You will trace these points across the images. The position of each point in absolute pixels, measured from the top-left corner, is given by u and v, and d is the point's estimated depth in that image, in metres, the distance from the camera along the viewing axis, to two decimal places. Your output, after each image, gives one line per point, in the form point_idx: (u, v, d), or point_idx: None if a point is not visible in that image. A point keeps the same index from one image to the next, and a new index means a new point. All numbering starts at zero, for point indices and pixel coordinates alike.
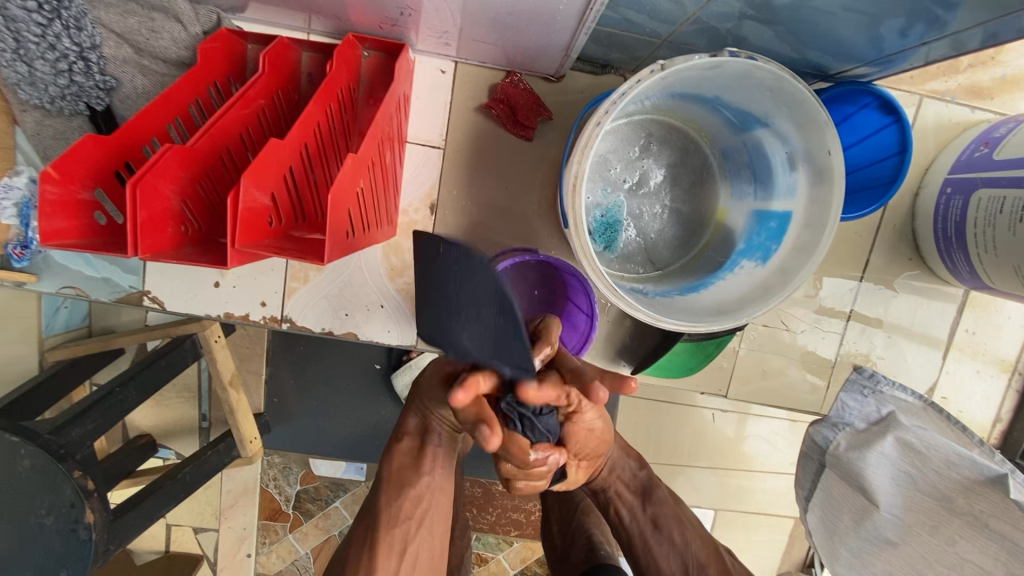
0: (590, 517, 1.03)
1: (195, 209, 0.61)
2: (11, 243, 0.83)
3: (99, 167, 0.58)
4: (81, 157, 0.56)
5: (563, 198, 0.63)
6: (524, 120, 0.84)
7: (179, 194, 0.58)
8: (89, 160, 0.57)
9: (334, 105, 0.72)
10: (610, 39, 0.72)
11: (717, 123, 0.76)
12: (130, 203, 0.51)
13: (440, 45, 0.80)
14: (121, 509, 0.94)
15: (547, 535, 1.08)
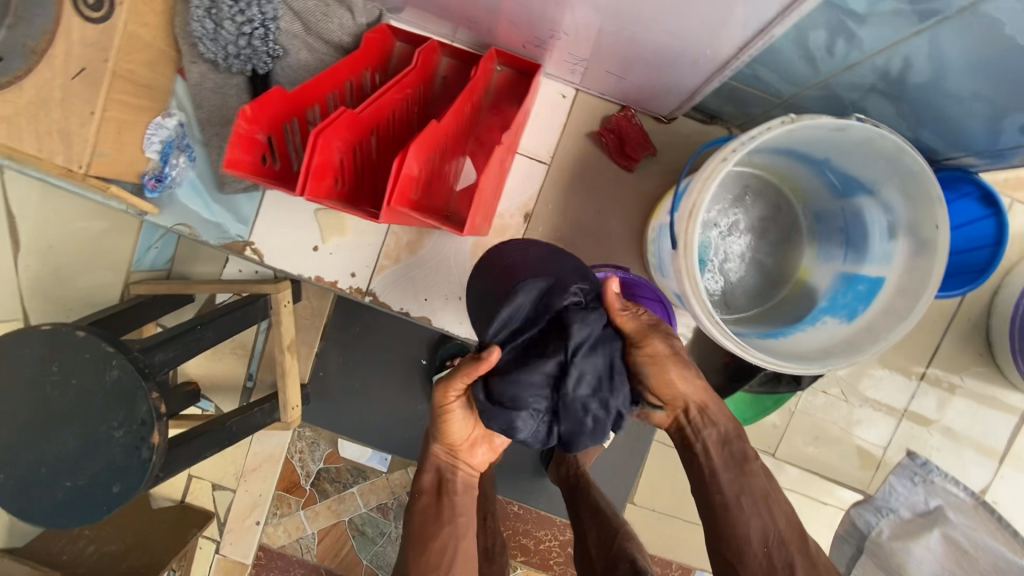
0: (632, 543, 1.06)
1: (346, 169, 0.67)
2: (148, 175, 0.91)
3: (275, 117, 0.65)
4: (266, 105, 0.63)
5: (674, 224, 0.65)
6: (630, 152, 0.89)
7: (339, 152, 0.64)
8: (269, 110, 0.64)
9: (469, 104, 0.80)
10: (731, 93, 0.78)
11: (816, 185, 0.80)
12: (310, 150, 0.58)
13: (568, 71, 0.87)
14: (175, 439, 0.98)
15: (583, 557, 1.10)
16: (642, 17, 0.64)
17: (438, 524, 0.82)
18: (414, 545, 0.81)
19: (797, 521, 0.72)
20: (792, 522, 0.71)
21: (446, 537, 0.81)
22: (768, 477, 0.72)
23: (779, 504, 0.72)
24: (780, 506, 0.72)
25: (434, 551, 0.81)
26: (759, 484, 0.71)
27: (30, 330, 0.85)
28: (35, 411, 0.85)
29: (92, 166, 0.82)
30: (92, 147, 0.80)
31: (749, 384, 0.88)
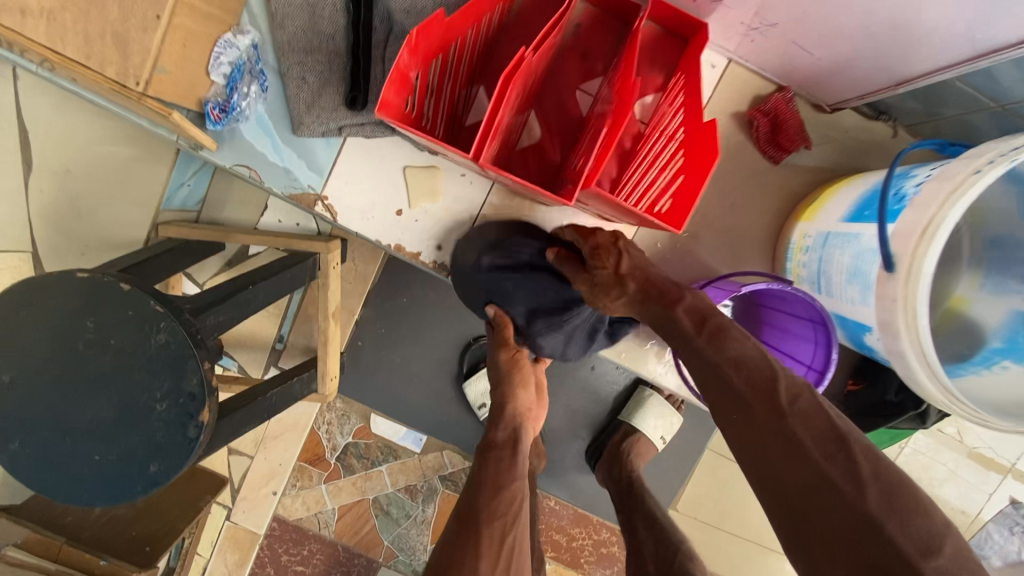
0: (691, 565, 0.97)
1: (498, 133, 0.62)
2: (211, 103, 0.75)
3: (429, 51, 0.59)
4: (428, 33, 0.57)
5: (892, 239, 0.54)
6: (784, 141, 0.77)
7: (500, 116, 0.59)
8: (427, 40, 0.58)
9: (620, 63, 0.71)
10: (931, 86, 0.66)
11: (1002, 208, 0.70)
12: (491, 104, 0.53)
13: (730, 37, 0.73)
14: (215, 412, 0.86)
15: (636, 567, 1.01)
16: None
17: (509, 473, 0.85)
18: (485, 490, 0.83)
19: (770, 382, 0.53)
20: (761, 385, 0.53)
21: (517, 487, 0.84)
22: (710, 343, 0.57)
23: (737, 367, 0.55)
24: (744, 368, 0.55)
25: (503, 500, 0.82)
26: (714, 357, 0.57)
27: (67, 275, 0.71)
28: (66, 370, 0.72)
29: (151, 84, 0.67)
30: (153, 61, 0.66)
31: (889, 424, 0.77)
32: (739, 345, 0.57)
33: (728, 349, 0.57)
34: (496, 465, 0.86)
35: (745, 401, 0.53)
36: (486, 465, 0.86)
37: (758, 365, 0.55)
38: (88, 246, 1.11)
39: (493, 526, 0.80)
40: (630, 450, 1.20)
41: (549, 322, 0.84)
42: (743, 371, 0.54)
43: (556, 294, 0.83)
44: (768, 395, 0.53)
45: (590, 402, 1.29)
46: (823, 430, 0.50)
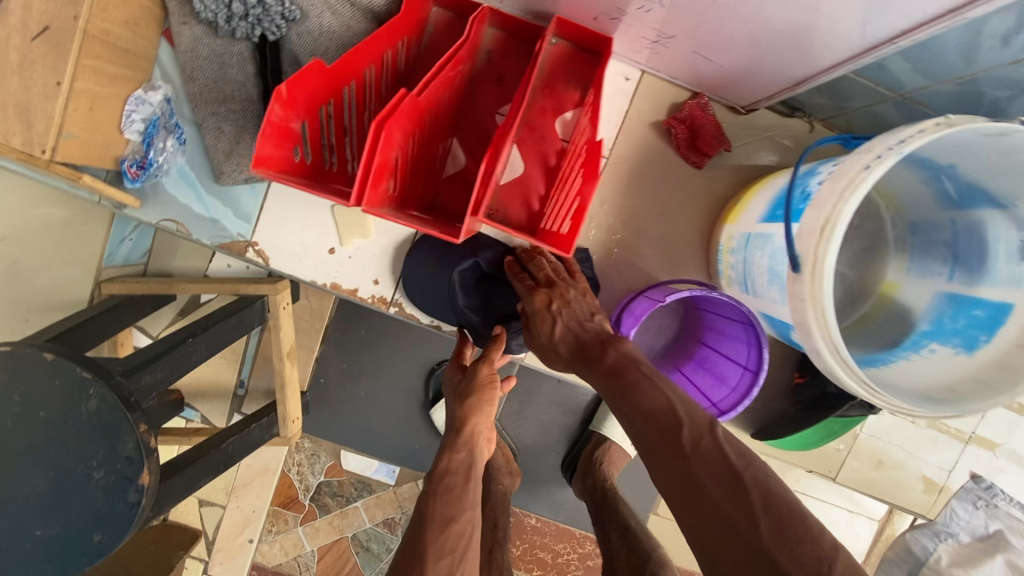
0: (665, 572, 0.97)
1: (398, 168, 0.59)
2: (127, 161, 0.75)
3: (313, 98, 0.58)
4: (305, 80, 0.56)
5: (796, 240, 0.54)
6: (703, 146, 0.78)
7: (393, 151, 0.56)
8: (308, 87, 0.57)
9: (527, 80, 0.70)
10: (833, 81, 0.67)
11: (918, 193, 0.71)
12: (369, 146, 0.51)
13: (636, 50, 0.74)
14: (166, 469, 0.84)
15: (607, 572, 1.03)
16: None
17: (457, 503, 0.71)
18: (432, 525, 0.69)
19: (676, 427, 0.56)
20: (667, 430, 0.56)
21: (467, 523, 0.70)
22: (625, 394, 0.61)
23: (648, 416, 0.58)
24: (653, 416, 0.58)
25: (453, 537, 0.68)
26: (627, 408, 0.60)
27: None
28: None
29: (59, 150, 0.65)
30: (57, 128, 0.64)
31: (837, 411, 0.75)
32: (650, 393, 0.59)
33: (641, 402, 0.59)
34: (441, 495, 0.71)
35: (652, 445, 0.57)
36: (433, 493, 0.72)
37: (663, 409, 0.58)
38: None
39: (438, 567, 0.65)
40: (601, 459, 1.19)
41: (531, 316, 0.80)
42: (651, 420, 0.57)
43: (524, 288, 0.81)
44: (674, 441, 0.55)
45: (560, 416, 1.28)
46: (719, 467, 0.52)
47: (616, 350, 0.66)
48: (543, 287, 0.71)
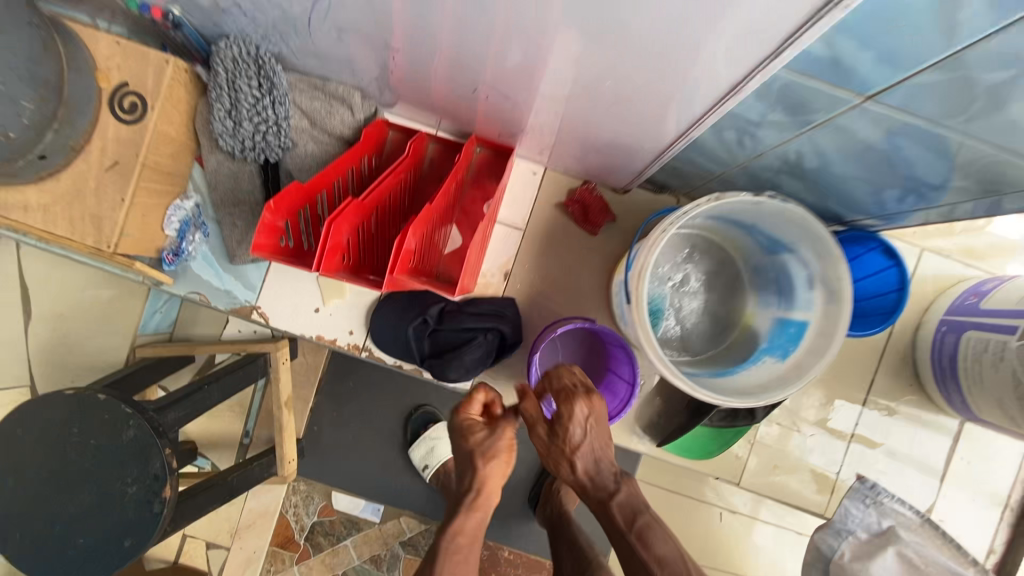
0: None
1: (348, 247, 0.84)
2: (166, 250, 1.01)
3: (293, 204, 0.84)
4: (287, 195, 0.82)
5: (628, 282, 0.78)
6: (592, 219, 1.03)
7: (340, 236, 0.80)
8: (290, 198, 0.83)
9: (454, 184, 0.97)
10: (672, 169, 0.93)
11: (752, 245, 0.94)
12: (323, 237, 0.76)
13: (536, 153, 1.01)
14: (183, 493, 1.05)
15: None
16: (590, 119, 0.80)
17: (464, 568, 0.79)
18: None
19: (684, 575, 0.85)
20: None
21: None
22: (642, 543, 0.87)
23: (660, 562, 0.86)
24: (666, 565, 0.86)
25: None
26: (643, 551, 0.87)
27: (57, 393, 0.92)
28: (53, 470, 0.91)
29: (120, 245, 0.93)
30: (120, 229, 0.92)
31: (706, 418, 0.96)
32: (662, 544, 0.88)
33: (654, 549, 0.87)
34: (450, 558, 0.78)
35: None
36: (441, 564, 0.78)
37: (677, 564, 0.86)
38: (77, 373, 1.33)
39: None
40: (559, 488, 1.35)
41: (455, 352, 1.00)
42: (664, 568, 0.86)
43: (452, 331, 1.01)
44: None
45: (524, 452, 1.45)
46: None
47: (626, 488, 0.88)
48: (579, 396, 0.79)
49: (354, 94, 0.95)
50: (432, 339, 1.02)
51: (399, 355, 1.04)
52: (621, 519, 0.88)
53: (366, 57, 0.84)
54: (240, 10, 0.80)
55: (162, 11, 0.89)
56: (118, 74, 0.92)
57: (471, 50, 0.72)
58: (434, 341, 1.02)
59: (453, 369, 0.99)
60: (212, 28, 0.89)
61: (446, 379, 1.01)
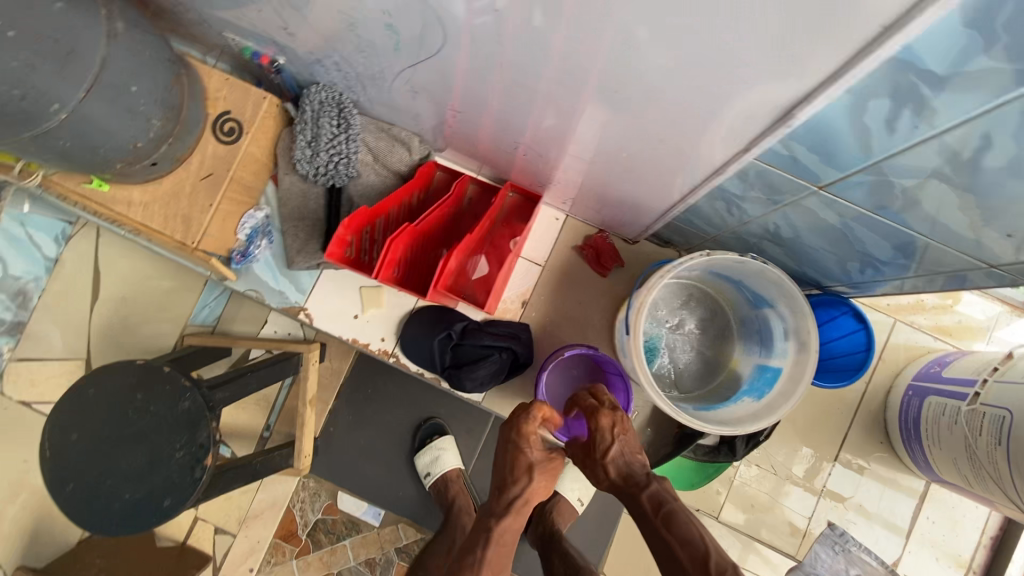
0: None
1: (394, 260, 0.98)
2: (235, 251, 1.17)
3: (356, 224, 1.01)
4: (354, 216, 0.99)
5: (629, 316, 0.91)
6: (604, 262, 1.18)
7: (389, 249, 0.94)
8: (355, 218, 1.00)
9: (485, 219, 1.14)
10: (676, 228, 1.08)
11: (740, 298, 1.08)
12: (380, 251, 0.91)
13: (560, 202, 1.18)
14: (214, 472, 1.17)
15: None
16: (608, 174, 0.95)
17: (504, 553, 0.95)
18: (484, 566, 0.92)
19: (704, 556, 0.81)
20: (697, 558, 0.81)
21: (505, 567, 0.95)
22: (665, 525, 0.86)
23: (682, 544, 0.84)
24: (688, 546, 0.83)
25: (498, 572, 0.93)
26: (666, 533, 0.86)
27: (126, 363, 1.06)
28: (113, 430, 1.04)
29: (203, 242, 1.09)
30: (205, 229, 1.09)
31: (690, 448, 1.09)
32: (684, 525, 0.85)
33: (676, 530, 0.85)
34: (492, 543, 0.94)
35: (684, 568, 0.82)
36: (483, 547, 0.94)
37: (697, 543, 0.83)
38: (130, 353, 1.48)
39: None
40: (551, 511, 1.44)
41: (471, 366, 1.13)
42: (685, 549, 0.83)
43: (471, 347, 1.14)
44: (702, 566, 0.81)
45: None
46: None
47: (658, 482, 0.90)
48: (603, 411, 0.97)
49: (414, 139, 1.14)
50: (452, 351, 1.15)
51: (423, 364, 1.17)
52: (647, 504, 0.89)
53: (430, 111, 1.03)
54: (329, 64, 1.01)
55: (270, 58, 1.08)
56: (223, 103, 1.11)
57: (519, 113, 0.89)
58: (454, 354, 1.15)
59: (468, 382, 1.12)
60: (306, 75, 1.09)
61: (461, 390, 1.14)
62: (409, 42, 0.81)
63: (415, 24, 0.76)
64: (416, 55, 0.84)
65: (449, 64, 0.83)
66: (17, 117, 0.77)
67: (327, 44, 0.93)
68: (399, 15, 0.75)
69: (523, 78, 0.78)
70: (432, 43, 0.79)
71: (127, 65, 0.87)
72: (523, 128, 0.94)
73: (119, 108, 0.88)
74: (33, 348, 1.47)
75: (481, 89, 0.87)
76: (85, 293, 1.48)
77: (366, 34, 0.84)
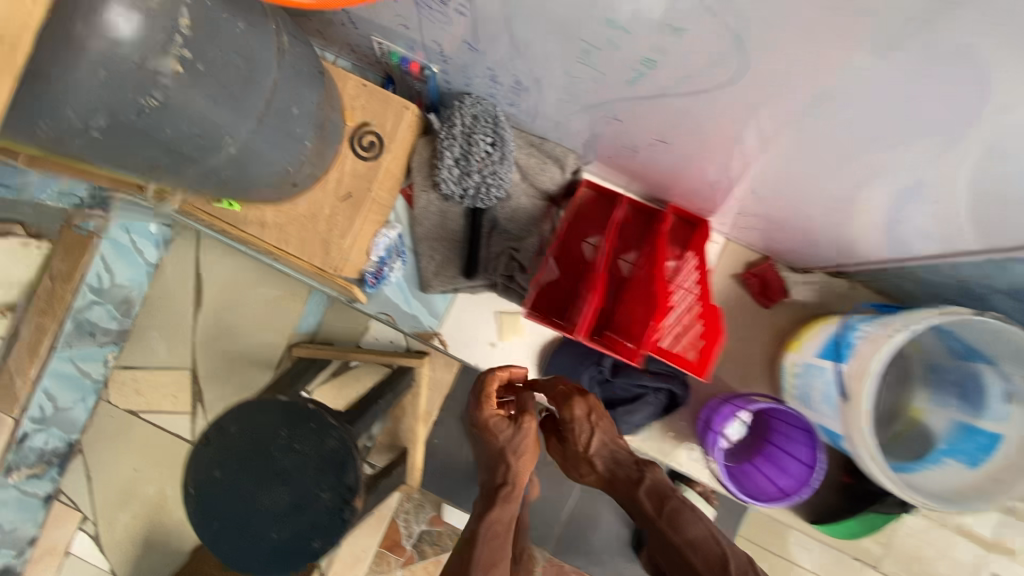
0: None
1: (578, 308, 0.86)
2: (369, 273, 1.08)
3: None
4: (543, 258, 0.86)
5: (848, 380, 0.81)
6: (771, 294, 1.09)
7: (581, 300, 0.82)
8: None
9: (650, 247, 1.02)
10: (865, 264, 0.97)
11: (934, 344, 0.97)
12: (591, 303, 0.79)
13: (722, 224, 1.06)
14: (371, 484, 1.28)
15: None
16: (822, 207, 0.84)
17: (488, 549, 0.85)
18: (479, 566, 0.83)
19: (720, 558, 0.81)
20: (712, 560, 0.82)
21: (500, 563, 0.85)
22: (671, 527, 0.85)
23: (693, 547, 0.83)
24: (700, 549, 0.83)
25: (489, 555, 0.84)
26: (674, 537, 0.85)
27: (271, 399, 1.02)
28: (256, 470, 1.00)
29: (342, 268, 1.03)
30: (344, 254, 1.02)
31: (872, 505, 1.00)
32: (693, 527, 0.85)
33: (686, 533, 0.84)
34: (476, 541, 0.85)
35: (698, 571, 0.82)
36: (481, 541, 0.85)
37: (711, 545, 0.83)
38: (235, 364, 1.43)
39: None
40: None
41: (626, 406, 1.05)
42: (698, 553, 0.83)
43: (626, 388, 1.06)
44: (722, 571, 0.80)
45: None
46: None
47: (651, 475, 0.87)
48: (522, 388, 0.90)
49: (569, 156, 1.03)
50: (604, 388, 1.06)
51: None
52: (650, 504, 0.86)
53: (604, 131, 0.91)
54: (507, 82, 0.88)
55: (420, 65, 0.95)
56: (361, 114, 1.00)
57: (765, 150, 0.76)
58: (606, 392, 1.07)
59: (625, 425, 1.05)
60: (457, 84, 0.96)
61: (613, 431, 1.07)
62: (664, 75, 0.67)
63: (693, 60, 0.62)
64: (659, 88, 0.71)
65: (707, 99, 0.69)
66: (189, 155, 0.68)
67: (518, 63, 0.80)
68: (674, 50, 0.62)
69: (809, 122, 0.65)
70: (704, 79, 0.65)
71: (291, 87, 0.76)
72: (747, 161, 0.81)
73: (280, 134, 0.78)
74: (136, 355, 1.43)
75: (731, 125, 0.73)
76: (187, 300, 1.43)
77: (582, 58, 0.71)
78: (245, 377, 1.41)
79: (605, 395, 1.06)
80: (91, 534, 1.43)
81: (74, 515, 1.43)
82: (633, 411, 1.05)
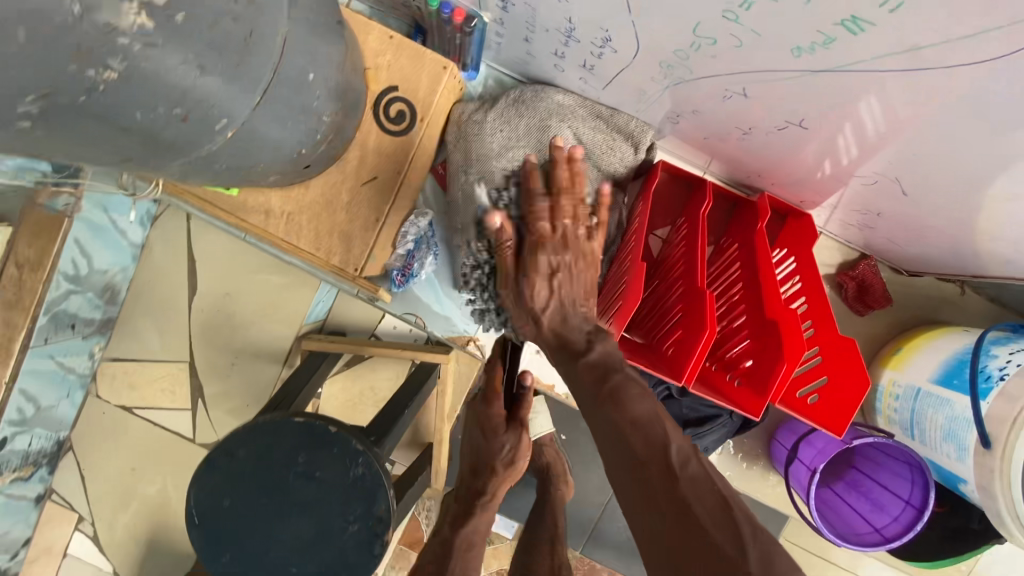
0: None
1: (675, 335, 0.71)
2: (396, 270, 0.91)
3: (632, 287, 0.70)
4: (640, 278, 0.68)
5: (996, 425, 0.70)
6: (870, 302, 0.94)
7: (689, 330, 0.66)
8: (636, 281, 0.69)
9: (735, 246, 0.85)
10: (978, 271, 0.83)
11: None
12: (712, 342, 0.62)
13: (817, 214, 0.89)
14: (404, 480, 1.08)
15: None
16: (969, 207, 0.68)
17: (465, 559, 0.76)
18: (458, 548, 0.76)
19: (661, 441, 0.55)
20: (654, 442, 0.55)
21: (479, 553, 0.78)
22: (614, 402, 0.59)
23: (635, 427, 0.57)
24: (643, 426, 0.57)
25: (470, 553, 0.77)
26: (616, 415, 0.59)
27: (285, 420, 0.87)
28: (270, 498, 0.86)
29: (364, 268, 0.84)
30: (368, 251, 0.83)
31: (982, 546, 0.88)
32: (639, 403, 0.59)
33: (630, 408, 0.58)
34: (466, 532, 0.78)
35: (633, 458, 0.55)
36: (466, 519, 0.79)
37: (654, 425, 0.57)
38: (238, 356, 1.28)
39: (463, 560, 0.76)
40: None
41: (697, 429, 0.89)
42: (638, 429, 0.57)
43: (696, 410, 0.90)
44: (663, 456, 0.54)
45: None
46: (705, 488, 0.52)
47: (601, 346, 0.65)
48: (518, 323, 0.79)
49: (647, 132, 0.83)
50: (670, 408, 0.91)
51: None
52: (588, 376, 0.63)
53: (703, 106, 0.71)
54: (586, 39, 0.69)
55: (465, 13, 0.76)
56: (387, 76, 0.80)
57: (958, 145, 0.58)
58: (671, 412, 0.92)
59: None
60: (513, 35, 0.78)
61: None
62: (887, 44, 0.48)
63: (964, 29, 0.43)
64: (871, 64, 0.51)
65: (936, 79, 0.50)
66: (174, 144, 0.49)
67: (631, 21, 0.61)
68: (944, 13, 0.42)
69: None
70: (960, 53, 0.46)
71: (307, 45, 0.56)
72: (889, 142, 0.64)
73: (292, 109, 0.59)
74: (127, 345, 1.28)
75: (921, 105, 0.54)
76: (181, 285, 1.26)
77: (736, 8, 0.51)
78: (253, 373, 1.28)
79: (670, 416, 0.91)
80: (90, 535, 1.30)
81: (69, 516, 1.29)
82: (703, 435, 0.89)
